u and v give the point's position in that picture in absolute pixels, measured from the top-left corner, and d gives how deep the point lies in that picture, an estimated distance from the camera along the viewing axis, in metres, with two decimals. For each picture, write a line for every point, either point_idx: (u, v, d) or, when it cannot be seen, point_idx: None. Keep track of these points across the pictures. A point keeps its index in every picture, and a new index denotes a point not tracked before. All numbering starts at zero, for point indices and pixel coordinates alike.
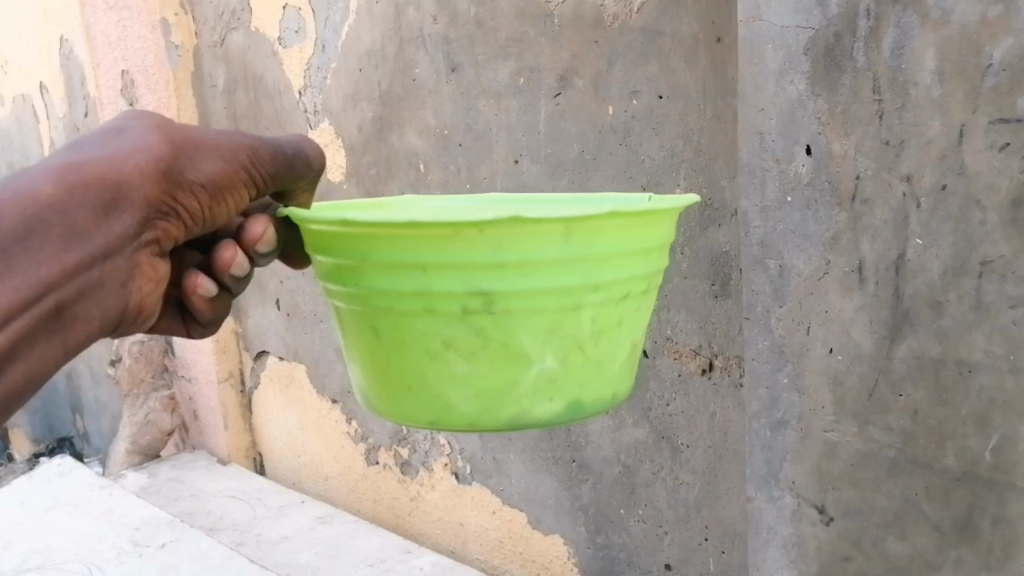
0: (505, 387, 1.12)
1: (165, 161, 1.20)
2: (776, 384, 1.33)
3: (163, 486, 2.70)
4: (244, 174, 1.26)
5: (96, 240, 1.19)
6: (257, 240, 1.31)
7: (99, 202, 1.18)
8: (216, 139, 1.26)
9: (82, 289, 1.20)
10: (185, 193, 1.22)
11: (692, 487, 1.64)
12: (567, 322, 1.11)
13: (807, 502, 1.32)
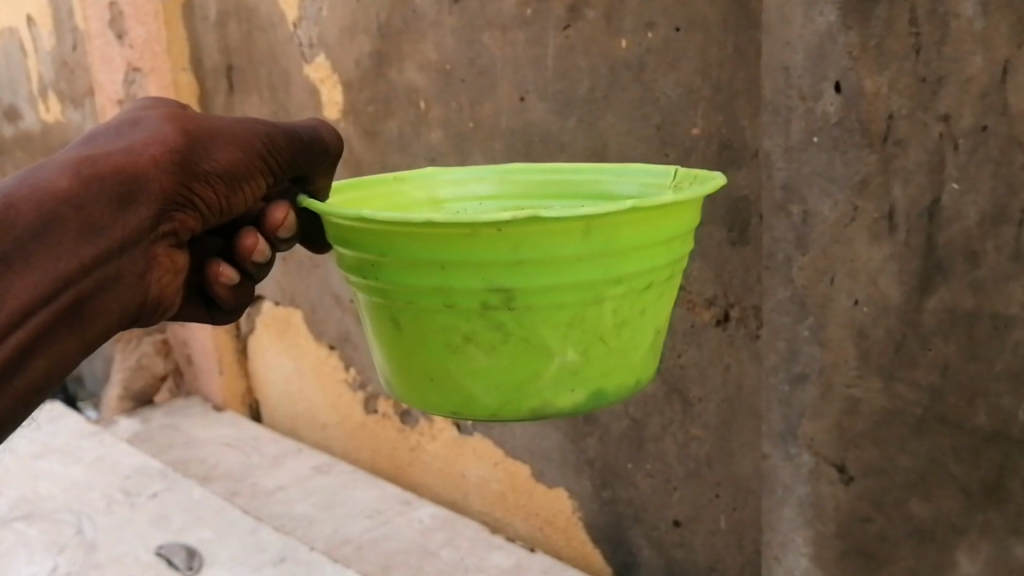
0: (526, 379, 1.10)
1: (181, 151, 1.19)
2: (796, 337, 1.24)
3: (156, 432, 2.65)
4: (260, 163, 1.24)
5: (114, 234, 1.18)
6: (279, 227, 1.26)
7: (115, 194, 1.17)
8: (231, 127, 1.23)
9: (101, 283, 1.19)
10: (201, 183, 1.21)
11: (704, 442, 1.58)
12: (589, 316, 1.08)
13: (825, 460, 1.26)
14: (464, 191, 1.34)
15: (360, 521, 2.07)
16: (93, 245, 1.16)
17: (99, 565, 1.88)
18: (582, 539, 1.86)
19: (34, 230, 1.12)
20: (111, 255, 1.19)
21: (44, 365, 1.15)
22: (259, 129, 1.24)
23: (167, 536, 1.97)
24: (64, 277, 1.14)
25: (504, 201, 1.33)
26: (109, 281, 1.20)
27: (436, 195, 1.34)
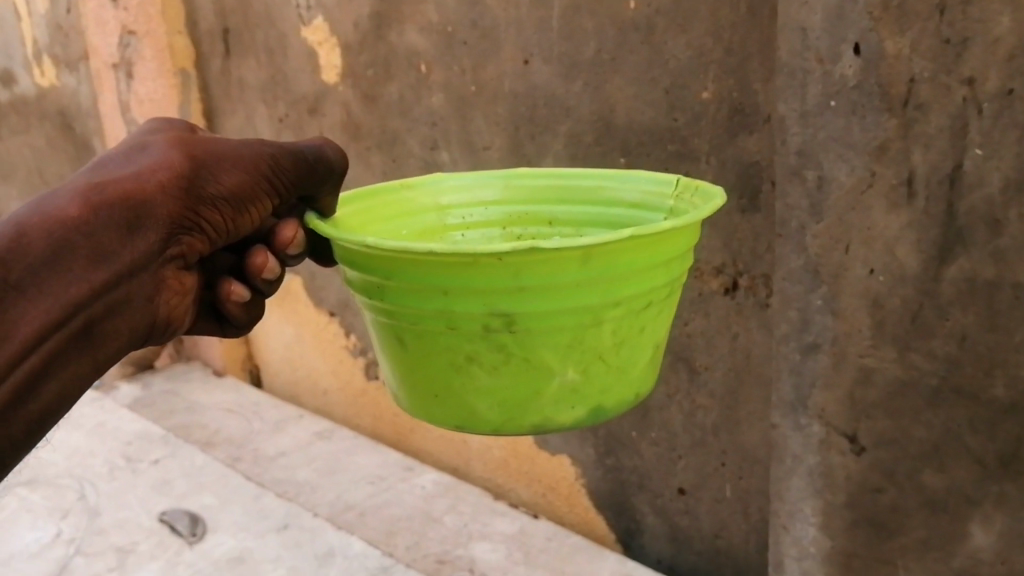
0: (528, 398, 1.08)
1: (187, 177, 1.20)
2: (809, 306, 1.21)
3: (158, 398, 2.60)
4: (266, 185, 1.22)
5: (121, 259, 1.19)
6: (288, 244, 1.26)
7: (122, 221, 1.18)
8: (237, 150, 1.22)
9: (108, 308, 1.21)
10: (206, 207, 1.21)
11: (710, 411, 1.57)
12: (589, 337, 1.06)
13: (836, 430, 1.24)
14: (469, 197, 1.33)
15: (363, 488, 2.03)
16: (101, 271, 1.18)
17: (104, 531, 1.86)
18: (586, 506, 1.85)
19: (44, 258, 1.14)
20: (118, 280, 1.20)
21: (52, 389, 1.17)
22: (264, 151, 1.22)
23: (171, 503, 1.95)
24: (73, 304, 1.16)
25: (509, 208, 1.33)
26: (115, 305, 1.22)
27: (442, 201, 1.32)
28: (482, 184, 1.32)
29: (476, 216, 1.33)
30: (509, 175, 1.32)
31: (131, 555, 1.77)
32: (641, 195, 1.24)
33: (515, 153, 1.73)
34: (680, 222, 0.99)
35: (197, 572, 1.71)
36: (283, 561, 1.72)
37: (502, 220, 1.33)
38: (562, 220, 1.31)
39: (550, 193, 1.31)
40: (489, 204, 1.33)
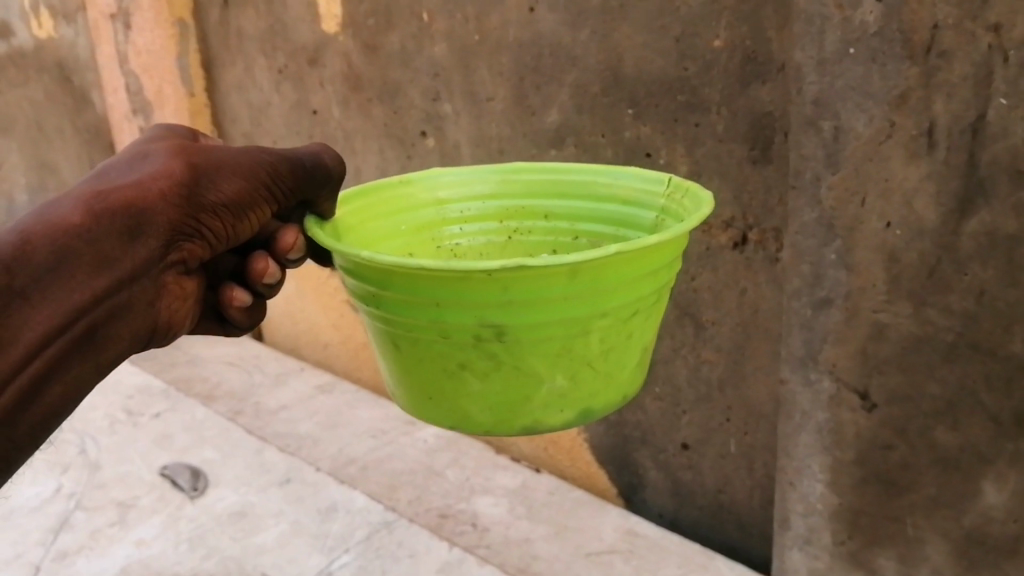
0: (518, 402, 1.05)
1: (187, 183, 1.11)
2: (822, 260, 1.19)
3: (157, 351, 2.56)
4: (264, 191, 1.14)
5: (122, 267, 1.11)
6: (290, 248, 1.18)
7: (122, 228, 1.10)
8: (238, 156, 1.14)
9: (108, 316, 1.13)
10: (207, 215, 1.13)
11: (715, 366, 1.55)
12: (578, 344, 1.03)
13: (847, 387, 1.23)
14: (464, 190, 1.24)
15: (364, 442, 1.99)
16: (102, 278, 1.09)
17: (105, 486, 1.85)
18: (588, 461, 1.84)
19: (44, 264, 1.06)
20: (118, 288, 1.12)
21: (50, 400, 1.09)
22: (264, 157, 1.14)
23: (172, 458, 1.94)
24: (73, 311, 1.08)
25: (505, 203, 1.25)
26: (114, 312, 1.13)
27: (438, 196, 1.24)
28: (476, 176, 1.24)
29: (470, 209, 1.25)
30: (504, 167, 1.24)
31: (133, 510, 1.75)
32: (633, 190, 1.17)
33: (518, 105, 1.68)
34: (665, 237, 0.95)
35: (200, 526, 1.69)
36: (284, 516, 1.70)
37: (498, 213, 1.25)
38: (558, 216, 1.24)
39: (546, 187, 1.23)
40: (484, 197, 1.25)
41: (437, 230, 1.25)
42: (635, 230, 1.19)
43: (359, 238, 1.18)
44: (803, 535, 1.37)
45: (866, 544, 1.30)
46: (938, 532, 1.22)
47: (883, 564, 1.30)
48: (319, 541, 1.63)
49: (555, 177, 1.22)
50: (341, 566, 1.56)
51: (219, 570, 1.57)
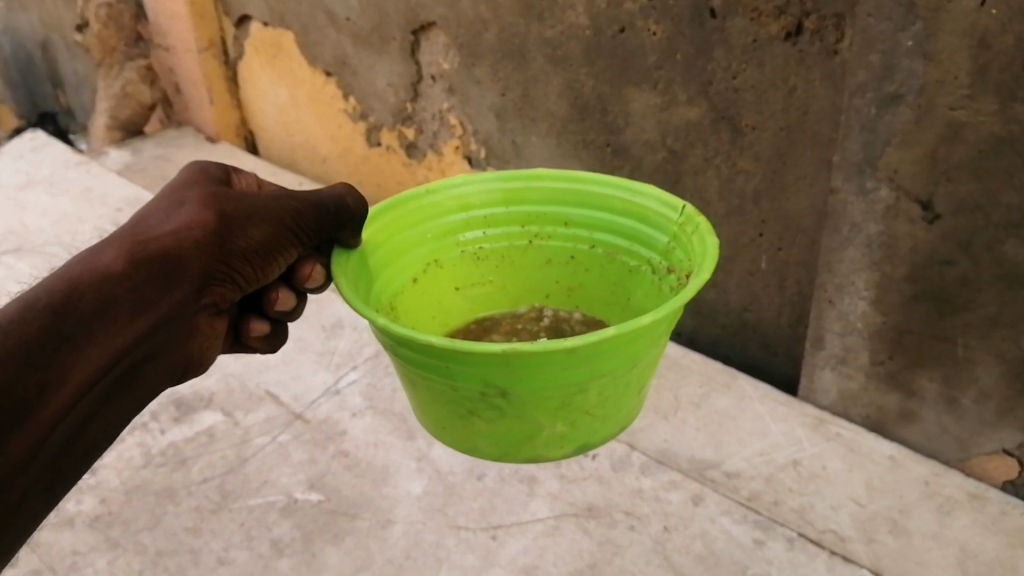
0: (522, 440, 1.16)
1: (221, 229, 1.02)
2: (896, 49, 1.03)
3: (150, 165, 2.11)
4: (291, 235, 1.08)
5: (156, 312, 0.97)
6: (306, 276, 1.15)
7: (156, 273, 0.97)
8: (264, 201, 1.07)
9: (139, 364, 0.98)
10: (239, 261, 1.04)
11: (752, 177, 1.32)
12: (579, 396, 1.11)
13: (908, 196, 1.10)
14: (489, 197, 1.34)
15: None
16: (138, 323, 0.95)
17: None
18: None
19: (80, 310, 0.91)
20: (151, 335, 0.98)
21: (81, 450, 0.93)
22: (289, 203, 1.07)
23: None
24: (109, 359, 0.93)
25: (527, 209, 1.35)
26: (145, 358, 0.99)
27: (464, 202, 1.33)
28: (498, 186, 1.32)
29: (491, 215, 1.35)
30: (525, 177, 1.32)
31: None
32: (644, 211, 1.26)
33: None
34: (662, 312, 1.01)
35: None
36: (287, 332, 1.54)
37: (519, 219, 1.36)
38: (573, 224, 1.35)
39: (565, 198, 1.32)
40: (507, 203, 1.34)
41: (461, 232, 1.36)
42: (644, 248, 1.29)
43: (388, 253, 1.28)
44: (838, 356, 1.28)
45: (908, 366, 1.22)
46: (992, 354, 1.13)
47: (925, 385, 1.22)
48: (324, 360, 1.47)
49: (572, 189, 1.31)
50: (349, 384, 1.40)
51: (220, 387, 1.42)
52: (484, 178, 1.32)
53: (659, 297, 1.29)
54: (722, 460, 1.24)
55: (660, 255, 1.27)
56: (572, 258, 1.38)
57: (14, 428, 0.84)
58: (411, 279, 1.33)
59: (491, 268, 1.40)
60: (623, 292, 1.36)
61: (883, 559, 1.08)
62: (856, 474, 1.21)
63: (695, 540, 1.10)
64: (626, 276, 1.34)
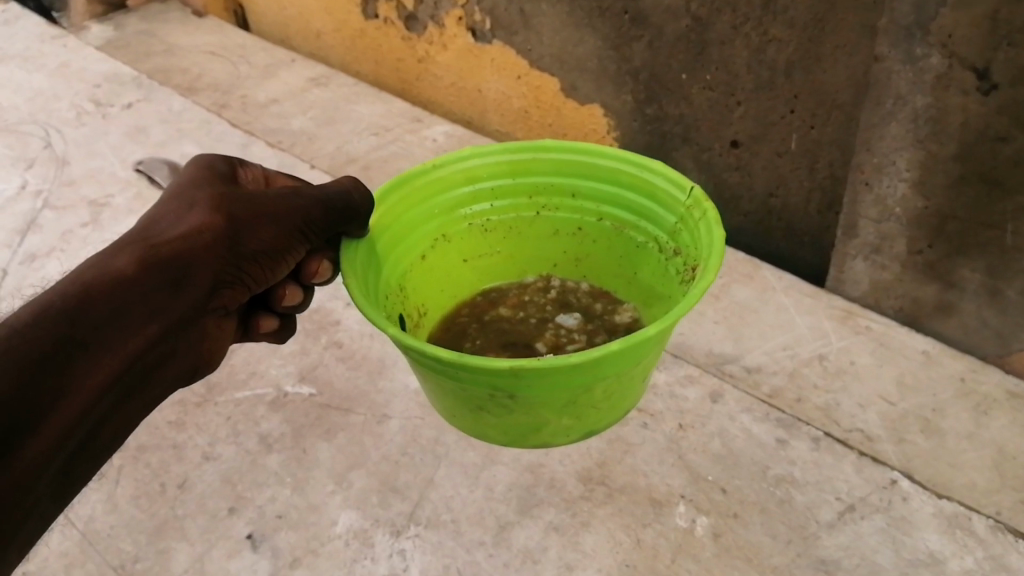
0: (529, 433, 0.99)
1: (228, 233, 0.87)
2: None
3: (133, 40, 1.98)
4: (298, 235, 0.93)
5: (166, 319, 0.83)
6: (312, 274, 0.99)
7: (165, 277, 0.83)
8: (273, 198, 0.92)
9: (150, 374, 0.84)
10: (248, 263, 0.90)
11: (785, 46, 1.16)
12: (582, 401, 0.95)
13: (962, 65, 0.98)
14: (496, 169, 1.15)
15: (366, 139, 1.58)
16: (148, 329, 0.81)
17: (74, 184, 1.49)
18: None
19: (89, 319, 0.77)
20: (160, 344, 0.84)
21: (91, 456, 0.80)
22: (298, 202, 0.92)
23: (147, 152, 1.55)
24: (120, 371, 0.80)
25: (537, 179, 1.16)
26: (156, 367, 0.85)
27: (471, 174, 1.14)
28: (507, 156, 1.14)
29: (499, 187, 1.17)
30: (533, 147, 1.13)
31: (107, 211, 1.43)
32: (657, 188, 1.08)
33: None
34: (668, 323, 0.85)
35: None
36: None
37: (526, 191, 1.18)
38: (584, 195, 1.17)
39: (573, 168, 1.14)
40: (515, 174, 1.16)
41: (468, 205, 1.17)
42: (652, 224, 1.12)
43: (393, 236, 1.09)
44: (872, 244, 1.18)
45: (950, 254, 1.11)
46: None
47: (966, 275, 1.11)
48: None
49: (582, 159, 1.13)
50: None
51: None
52: (495, 151, 1.13)
53: (669, 285, 1.12)
54: (741, 354, 1.16)
55: (667, 234, 1.10)
56: (581, 231, 1.20)
57: (27, 442, 0.71)
58: (418, 258, 1.15)
59: (497, 241, 1.22)
60: (630, 268, 1.19)
61: (914, 460, 1.00)
62: (885, 370, 1.13)
63: (713, 439, 1.03)
64: (632, 252, 1.17)
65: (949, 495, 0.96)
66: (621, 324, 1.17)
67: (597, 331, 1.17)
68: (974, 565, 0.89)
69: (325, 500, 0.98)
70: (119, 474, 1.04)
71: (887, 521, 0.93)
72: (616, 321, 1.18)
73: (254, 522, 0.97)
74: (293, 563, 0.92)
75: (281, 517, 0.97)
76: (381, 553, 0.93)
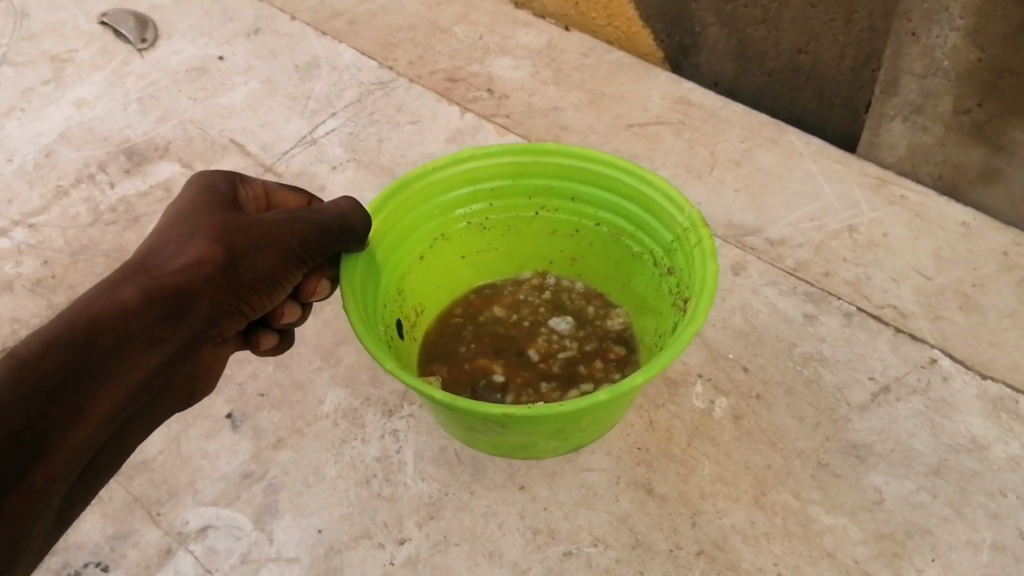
0: (518, 449, 0.80)
1: (226, 267, 0.67)
2: None
3: None
4: (297, 262, 0.72)
5: (165, 359, 0.65)
6: (311, 292, 0.78)
7: (167, 314, 0.64)
8: (277, 221, 0.71)
9: (152, 400, 0.67)
10: (248, 295, 0.70)
11: None
12: (571, 425, 0.74)
13: None
14: (499, 169, 0.86)
15: None
16: (149, 367, 0.64)
17: (35, 38, 1.35)
18: (628, 16, 1.28)
19: (92, 354, 0.60)
20: (162, 374, 0.66)
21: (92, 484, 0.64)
22: (301, 227, 0.71)
23: (112, 2, 1.40)
24: (120, 416, 0.62)
25: (541, 178, 0.87)
26: (153, 403, 0.67)
27: (471, 174, 0.85)
28: (511, 155, 0.85)
29: (501, 188, 0.88)
30: (538, 147, 0.85)
31: (70, 67, 1.30)
32: (658, 203, 0.81)
33: None
34: (653, 375, 0.66)
35: (153, 85, 1.26)
36: (254, 73, 1.27)
37: (530, 191, 0.89)
38: (589, 199, 0.88)
39: (582, 172, 0.85)
40: (519, 173, 0.87)
41: (467, 206, 0.89)
42: (649, 235, 0.85)
43: (397, 242, 0.83)
44: (913, 103, 1.07)
45: (1001, 114, 1.00)
46: None
47: (1017, 138, 1.00)
48: (298, 103, 1.22)
49: (588, 165, 0.84)
50: (328, 133, 1.17)
51: (176, 136, 1.18)
52: (500, 149, 0.84)
53: (660, 302, 0.85)
54: (765, 225, 1.04)
55: (661, 254, 0.84)
56: (581, 236, 0.92)
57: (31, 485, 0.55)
58: (414, 262, 0.87)
59: (494, 242, 0.93)
60: (624, 274, 0.91)
61: (952, 337, 0.92)
62: (922, 242, 1.02)
63: (734, 314, 0.94)
64: (629, 263, 0.89)
65: (992, 376, 0.88)
66: (612, 331, 0.90)
67: (588, 341, 0.90)
68: (1020, 450, 0.82)
69: (310, 378, 0.90)
70: None
71: (926, 404, 0.85)
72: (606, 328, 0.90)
73: (235, 402, 0.89)
74: (277, 445, 0.85)
75: (263, 396, 0.89)
76: (373, 434, 0.85)
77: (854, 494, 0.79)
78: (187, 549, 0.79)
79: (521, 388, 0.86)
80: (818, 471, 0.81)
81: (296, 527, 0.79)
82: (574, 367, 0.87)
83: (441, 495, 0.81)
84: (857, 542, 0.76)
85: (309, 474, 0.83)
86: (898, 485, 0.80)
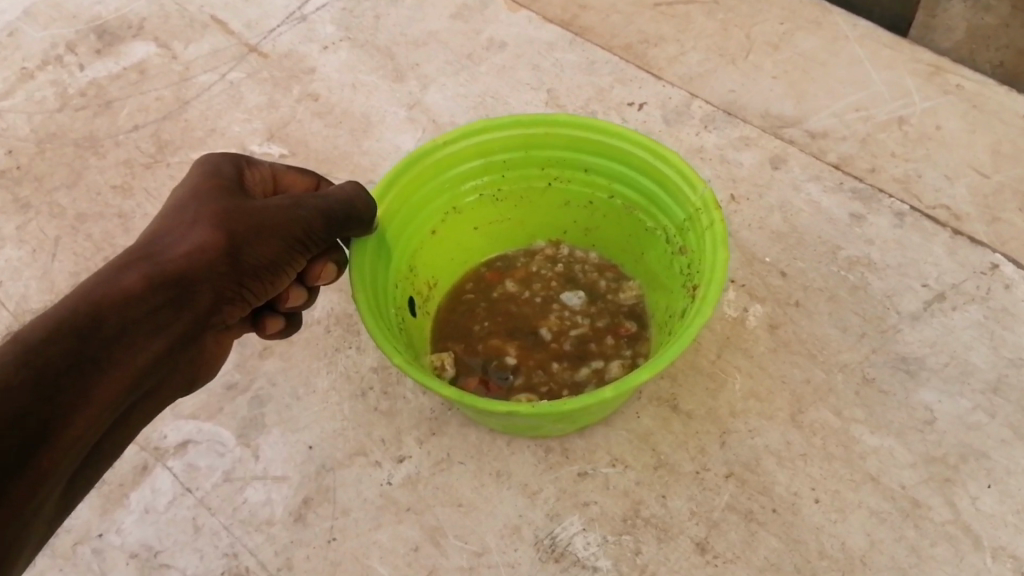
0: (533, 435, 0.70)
1: (225, 258, 0.56)
2: None
3: None
4: (301, 249, 0.61)
5: (171, 346, 0.55)
6: (317, 277, 0.66)
7: (167, 306, 0.53)
8: (282, 212, 0.59)
9: (158, 384, 0.56)
10: (252, 283, 0.59)
11: None
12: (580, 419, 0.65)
13: None
14: (506, 140, 0.74)
15: None
16: (153, 354, 0.53)
17: None
18: None
19: (96, 339, 0.49)
20: (171, 361, 0.56)
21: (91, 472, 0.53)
22: (310, 219, 0.59)
23: None
24: (122, 403, 0.52)
25: (552, 150, 0.75)
26: (160, 386, 0.57)
27: (477, 147, 0.73)
28: (522, 124, 0.72)
29: (513, 161, 0.76)
30: (553, 119, 0.72)
31: None
32: (670, 181, 0.69)
33: None
34: (659, 371, 0.57)
35: None
36: None
37: (541, 164, 0.77)
38: (601, 171, 0.76)
39: (597, 145, 0.73)
40: (529, 146, 0.75)
41: (476, 179, 0.76)
42: (662, 212, 0.73)
43: (403, 224, 0.72)
44: None
45: None
46: None
47: None
48: None
49: (603, 138, 0.72)
50: (319, 10, 1.06)
51: (152, 12, 1.07)
52: (512, 119, 0.72)
53: (672, 281, 0.74)
54: (804, 116, 0.94)
55: (674, 235, 0.72)
56: (594, 208, 0.79)
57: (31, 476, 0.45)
58: (422, 238, 0.76)
59: (505, 214, 0.81)
60: (635, 248, 0.79)
61: (1011, 241, 0.82)
62: (979, 136, 0.91)
63: (772, 214, 0.85)
64: (641, 239, 0.78)
65: None
66: (624, 306, 0.79)
67: (600, 316, 0.79)
68: None
69: None
70: (56, 247, 0.87)
71: (984, 314, 0.77)
72: (618, 303, 0.79)
73: None
74: (263, 353, 0.78)
75: None
76: (369, 343, 0.78)
77: (902, 412, 0.72)
78: (166, 466, 0.72)
79: (532, 371, 0.76)
80: (862, 387, 0.73)
81: (284, 443, 0.73)
82: (586, 345, 0.77)
83: (444, 410, 0.74)
84: (905, 465, 0.69)
85: (299, 386, 0.76)
86: (952, 404, 0.72)
